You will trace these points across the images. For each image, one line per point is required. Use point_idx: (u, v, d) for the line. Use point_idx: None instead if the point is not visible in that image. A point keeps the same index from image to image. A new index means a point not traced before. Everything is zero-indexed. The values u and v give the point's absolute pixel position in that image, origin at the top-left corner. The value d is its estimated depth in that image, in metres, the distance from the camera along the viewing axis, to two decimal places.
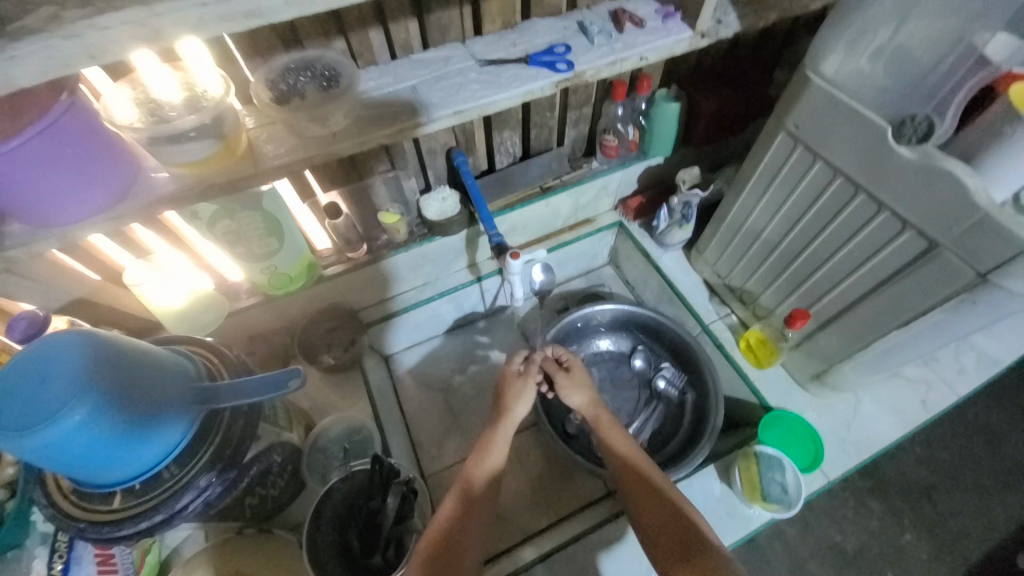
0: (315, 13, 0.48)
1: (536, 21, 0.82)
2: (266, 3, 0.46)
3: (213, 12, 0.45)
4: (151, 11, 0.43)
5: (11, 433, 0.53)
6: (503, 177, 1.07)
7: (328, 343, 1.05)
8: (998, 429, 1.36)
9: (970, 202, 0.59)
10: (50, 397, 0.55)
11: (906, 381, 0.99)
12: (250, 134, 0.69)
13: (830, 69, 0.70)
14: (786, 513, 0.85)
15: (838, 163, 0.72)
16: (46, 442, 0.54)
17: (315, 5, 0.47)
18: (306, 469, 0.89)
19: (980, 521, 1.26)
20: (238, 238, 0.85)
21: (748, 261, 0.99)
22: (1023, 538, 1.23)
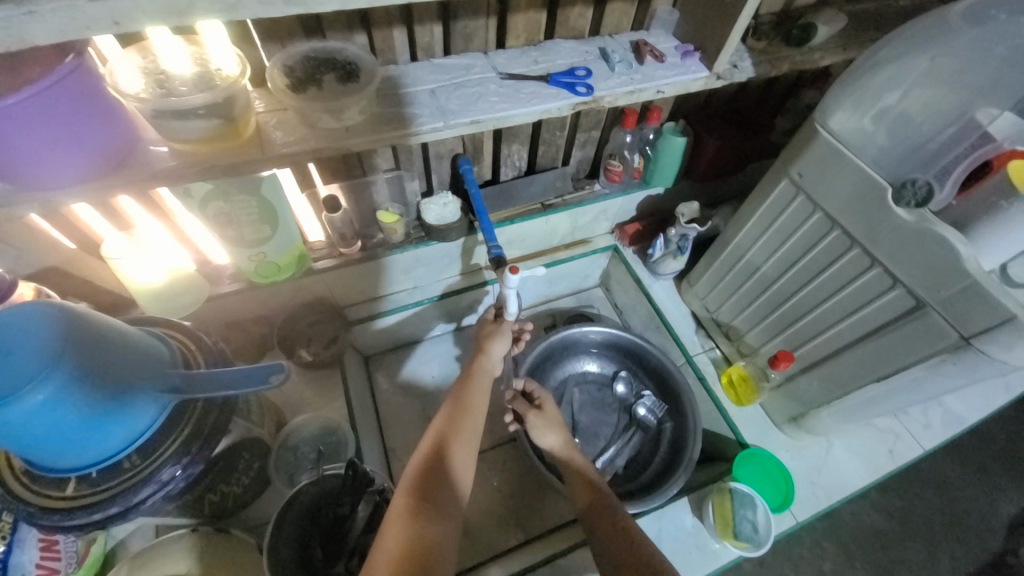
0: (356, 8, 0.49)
1: (559, 41, 0.83)
2: None
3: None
4: None
5: None
6: (506, 189, 1.07)
7: (309, 338, 1.02)
8: (950, 483, 1.42)
9: (961, 268, 0.62)
10: (14, 372, 0.51)
11: (875, 430, 1.02)
12: (258, 118, 0.67)
13: (836, 124, 0.73)
14: (755, 552, 0.85)
15: (837, 216, 0.75)
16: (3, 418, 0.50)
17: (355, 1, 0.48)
18: (273, 467, 0.86)
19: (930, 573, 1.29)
20: (229, 221, 0.81)
21: (739, 299, 1.01)
22: None
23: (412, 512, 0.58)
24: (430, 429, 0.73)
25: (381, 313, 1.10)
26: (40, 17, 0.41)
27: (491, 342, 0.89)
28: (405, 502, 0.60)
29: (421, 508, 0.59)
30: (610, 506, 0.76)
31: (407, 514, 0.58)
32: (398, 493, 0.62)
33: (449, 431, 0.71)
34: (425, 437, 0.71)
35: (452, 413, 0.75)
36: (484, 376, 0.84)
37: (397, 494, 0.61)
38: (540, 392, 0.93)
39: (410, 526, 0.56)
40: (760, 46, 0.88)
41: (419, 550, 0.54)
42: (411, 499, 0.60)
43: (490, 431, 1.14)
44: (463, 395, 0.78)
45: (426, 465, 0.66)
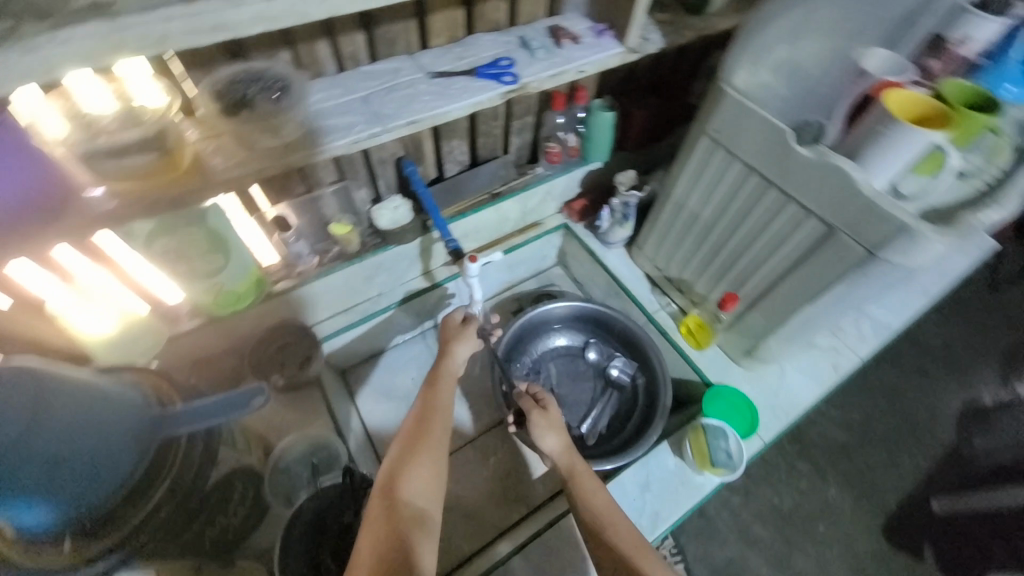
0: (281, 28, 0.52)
1: (480, 35, 0.86)
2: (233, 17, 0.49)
3: (179, 26, 0.48)
4: (113, 26, 0.45)
5: None
6: (452, 185, 1.10)
7: (280, 361, 0.99)
8: (895, 388, 1.58)
9: (856, 195, 0.71)
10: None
11: (819, 350, 1.14)
12: (194, 147, 0.66)
13: (740, 81, 0.80)
14: (732, 476, 0.94)
15: (753, 163, 0.83)
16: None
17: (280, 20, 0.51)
18: (268, 491, 0.85)
19: (893, 472, 1.45)
20: (178, 256, 0.84)
21: (685, 253, 1.08)
22: (927, 482, 1.42)
23: (388, 512, 0.62)
24: (402, 425, 0.76)
25: (322, 339, 1.08)
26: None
27: (456, 343, 0.88)
28: (382, 502, 0.64)
29: (395, 505, 0.63)
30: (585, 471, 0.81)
31: (382, 512, 0.62)
32: (373, 494, 0.66)
33: (422, 424, 0.75)
34: (398, 431, 0.75)
35: (421, 414, 0.77)
36: (450, 375, 0.85)
37: (372, 495, 0.65)
38: (543, 394, 0.92)
39: (387, 525, 0.60)
40: (665, 18, 0.95)
41: (397, 544, 0.58)
42: (387, 500, 0.64)
43: (477, 420, 1.17)
44: (435, 393, 0.81)
45: (396, 461, 0.70)
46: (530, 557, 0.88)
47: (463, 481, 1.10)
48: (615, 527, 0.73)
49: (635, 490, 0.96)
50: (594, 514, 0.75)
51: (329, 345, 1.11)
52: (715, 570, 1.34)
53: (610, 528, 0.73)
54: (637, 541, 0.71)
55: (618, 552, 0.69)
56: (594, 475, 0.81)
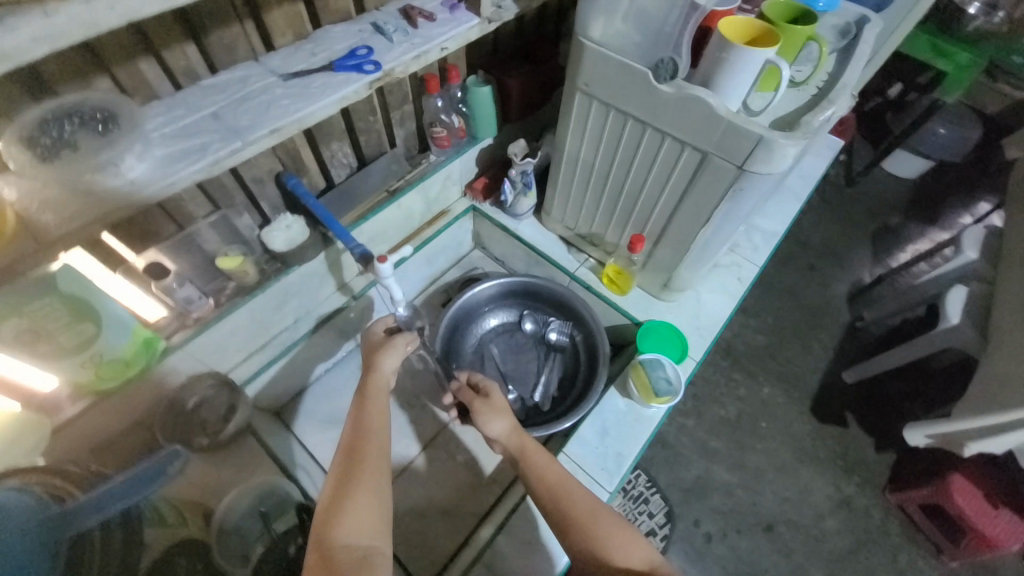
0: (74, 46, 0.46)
1: (329, 28, 0.81)
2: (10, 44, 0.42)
3: None
4: None
5: None
6: (345, 189, 1.04)
7: (200, 421, 0.91)
8: (795, 287, 1.78)
9: (715, 115, 0.77)
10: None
11: (724, 268, 1.24)
12: (16, 209, 0.56)
13: (596, 32, 0.84)
14: (674, 400, 1.01)
15: (626, 108, 0.87)
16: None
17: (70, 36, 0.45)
18: (219, 556, 0.82)
19: (810, 359, 1.64)
20: (37, 335, 0.71)
21: (589, 206, 1.12)
22: (837, 361, 1.63)
23: (325, 570, 0.59)
24: (336, 459, 0.73)
25: (242, 385, 1.00)
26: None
27: (380, 356, 0.85)
28: (318, 559, 0.61)
29: (334, 553, 0.61)
30: (535, 445, 0.83)
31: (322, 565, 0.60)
32: (312, 545, 0.63)
33: (358, 452, 0.72)
34: (333, 466, 0.72)
35: (352, 444, 0.73)
36: (381, 388, 0.82)
37: (310, 548, 0.62)
38: (486, 382, 0.94)
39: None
40: None
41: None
42: (326, 553, 0.61)
43: (433, 420, 1.15)
44: (362, 417, 0.77)
45: (333, 501, 0.67)
46: (513, 530, 0.89)
47: (434, 482, 1.08)
48: (567, 495, 0.75)
49: (593, 436, 1.01)
50: (543, 489, 0.77)
51: (253, 387, 1.03)
52: (686, 490, 1.45)
53: (564, 497, 0.75)
54: (586, 505, 0.73)
55: (571, 520, 0.72)
56: (543, 448, 0.83)
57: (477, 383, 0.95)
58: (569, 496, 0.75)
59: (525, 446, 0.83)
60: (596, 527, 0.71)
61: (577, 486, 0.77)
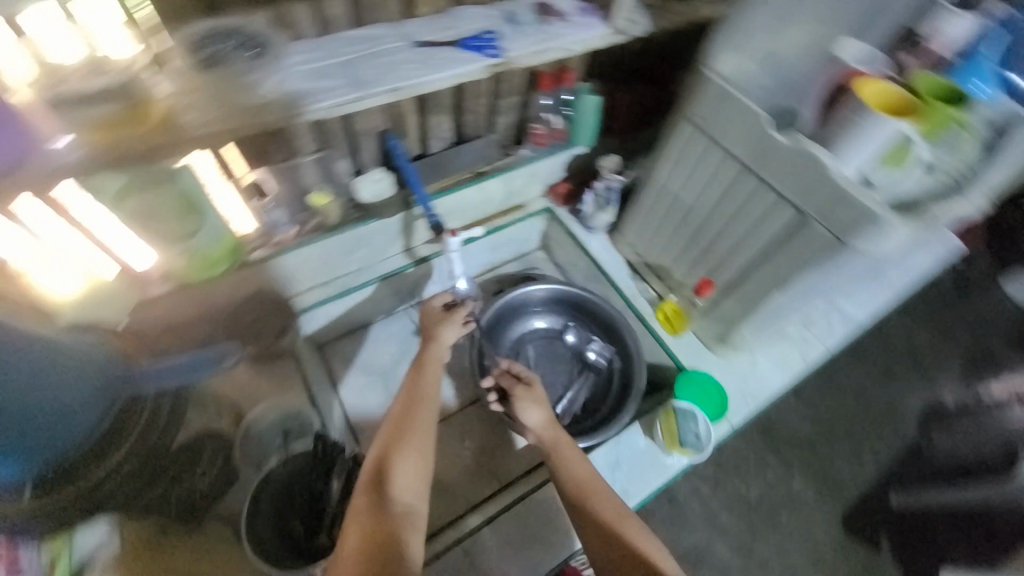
0: None
1: (467, 8, 0.85)
2: None
3: None
4: None
5: None
6: (438, 160, 1.09)
7: (256, 333, 0.99)
8: (863, 384, 1.63)
9: (829, 179, 0.72)
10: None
11: (790, 340, 1.16)
12: (166, 102, 0.64)
13: (723, 67, 0.81)
14: (699, 456, 0.96)
15: (732, 149, 0.84)
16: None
17: None
18: (238, 458, 0.87)
19: (857, 465, 1.50)
20: (150, 217, 0.83)
21: (665, 238, 1.10)
22: (888, 477, 1.48)
23: (371, 512, 0.62)
24: (389, 414, 0.77)
25: (300, 311, 1.07)
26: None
27: (441, 328, 0.89)
28: (365, 499, 0.64)
29: (380, 501, 0.64)
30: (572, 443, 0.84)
31: (369, 509, 0.63)
32: (359, 489, 0.66)
33: (411, 412, 0.76)
34: (387, 418, 0.76)
35: (407, 402, 0.78)
36: (437, 361, 0.86)
37: (357, 492, 0.65)
38: (527, 373, 0.94)
39: (371, 525, 0.61)
40: (653, 2, 0.96)
41: (388, 544, 0.59)
42: (372, 497, 0.64)
43: (453, 399, 1.17)
44: (418, 383, 0.80)
45: (385, 451, 0.70)
46: (500, 528, 0.90)
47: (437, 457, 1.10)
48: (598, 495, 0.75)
49: (604, 467, 0.98)
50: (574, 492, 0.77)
51: (308, 319, 1.09)
52: (681, 554, 1.38)
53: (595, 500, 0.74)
54: (615, 509, 0.73)
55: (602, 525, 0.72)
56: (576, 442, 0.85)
57: (519, 373, 0.95)
58: (600, 498, 0.75)
59: (560, 447, 0.83)
60: (624, 532, 0.70)
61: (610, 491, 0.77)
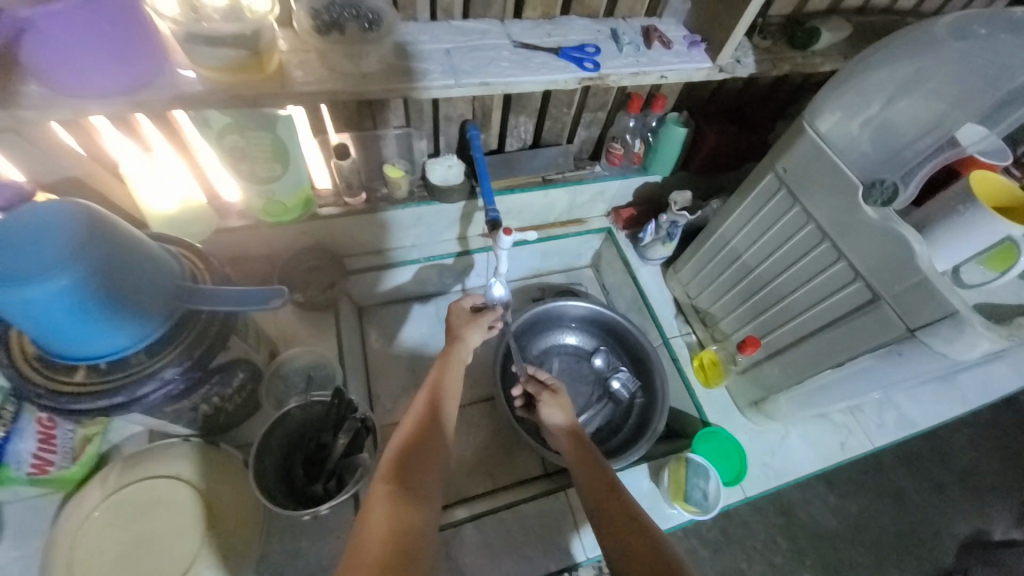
0: None
1: (574, 19, 0.86)
2: None
3: None
4: None
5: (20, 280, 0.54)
6: (508, 159, 1.11)
7: (306, 281, 1.04)
8: (905, 493, 1.49)
9: (915, 263, 0.67)
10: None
11: (832, 424, 1.08)
12: (282, 57, 0.70)
13: (824, 125, 0.77)
14: (702, 516, 0.92)
15: (813, 211, 0.80)
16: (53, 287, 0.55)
17: None
18: (263, 392, 0.90)
19: None
20: (243, 155, 0.87)
21: (720, 285, 1.06)
22: None
23: (394, 498, 0.59)
24: (412, 407, 0.76)
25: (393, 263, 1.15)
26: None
27: (468, 329, 0.90)
28: (386, 487, 0.61)
29: (401, 491, 0.61)
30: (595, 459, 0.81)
31: (390, 497, 0.59)
32: (377, 476, 0.63)
33: (434, 407, 0.75)
34: (411, 412, 0.75)
35: (433, 398, 0.77)
36: (461, 361, 0.86)
37: (376, 477, 0.62)
38: (555, 381, 0.96)
39: (391, 510, 0.57)
40: (764, 45, 0.92)
41: (408, 535, 0.55)
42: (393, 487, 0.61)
43: (470, 392, 1.18)
44: (442, 377, 0.81)
45: (406, 445, 0.68)
46: (485, 529, 0.90)
47: None
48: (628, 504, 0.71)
49: None
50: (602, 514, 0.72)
51: (357, 281, 1.15)
52: None
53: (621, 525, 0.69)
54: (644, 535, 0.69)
55: None
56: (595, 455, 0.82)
57: (546, 380, 0.98)
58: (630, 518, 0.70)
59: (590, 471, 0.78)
60: None
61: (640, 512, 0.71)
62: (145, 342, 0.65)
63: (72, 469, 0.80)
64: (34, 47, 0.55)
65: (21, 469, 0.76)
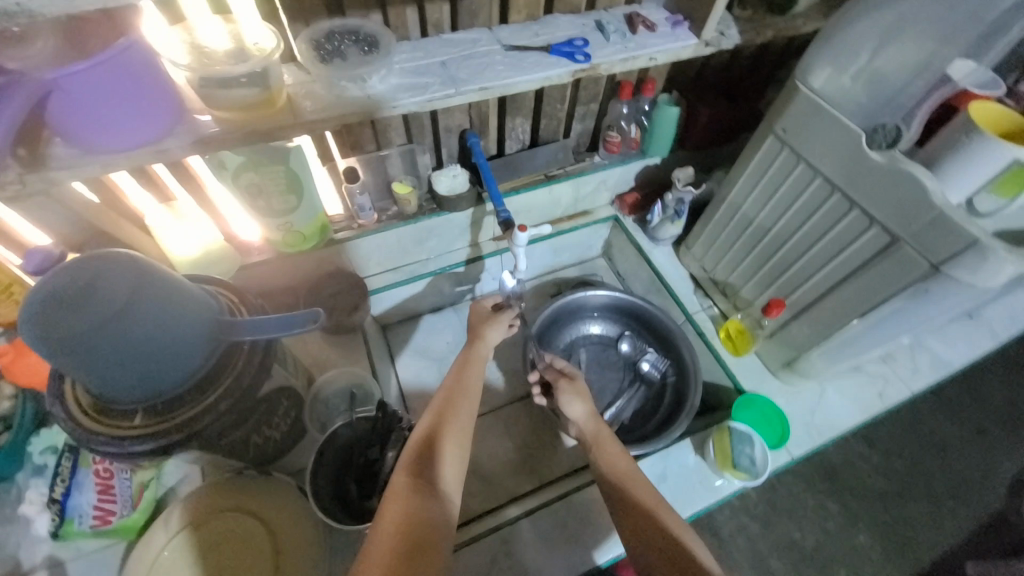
0: None
1: (558, 16, 0.89)
2: None
3: None
4: None
5: (77, 337, 0.56)
6: (510, 161, 1.14)
7: (332, 305, 1.05)
8: (945, 441, 1.48)
9: (929, 200, 0.68)
10: (30, 309, 0.56)
11: (866, 375, 1.08)
12: (289, 90, 0.72)
13: (817, 81, 0.79)
14: (752, 481, 0.92)
15: (819, 165, 0.81)
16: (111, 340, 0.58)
17: None
18: (307, 416, 0.91)
19: (933, 529, 1.35)
20: (260, 192, 0.89)
21: (735, 252, 1.07)
22: (968, 547, 1.34)
23: (410, 491, 0.60)
24: (432, 400, 0.75)
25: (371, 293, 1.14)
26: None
27: (486, 328, 0.88)
28: (404, 480, 0.62)
29: (419, 485, 0.61)
30: (615, 443, 0.82)
31: (407, 490, 0.60)
32: (396, 470, 0.64)
33: (454, 399, 0.75)
34: (431, 404, 0.74)
35: (451, 390, 0.77)
36: (478, 358, 0.84)
37: (396, 471, 0.63)
38: (571, 369, 0.96)
39: (407, 504, 0.58)
40: (745, 14, 0.95)
41: (422, 528, 0.56)
42: (411, 480, 0.62)
43: (503, 394, 1.19)
44: (463, 372, 0.80)
45: (425, 438, 0.69)
46: (542, 525, 0.90)
47: (483, 448, 1.12)
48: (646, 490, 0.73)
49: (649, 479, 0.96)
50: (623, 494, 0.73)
51: (377, 300, 1.17)
52: None
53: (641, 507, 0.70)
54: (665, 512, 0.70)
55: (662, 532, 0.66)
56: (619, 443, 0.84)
57: (563, 369, 0.97)
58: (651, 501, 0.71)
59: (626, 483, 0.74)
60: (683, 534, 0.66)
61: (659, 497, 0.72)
62: (194, 378, 0.67)
63: (133, 518, 0.81)
64: (61, 109, 0.56)
65: (85, 523, 0.80)
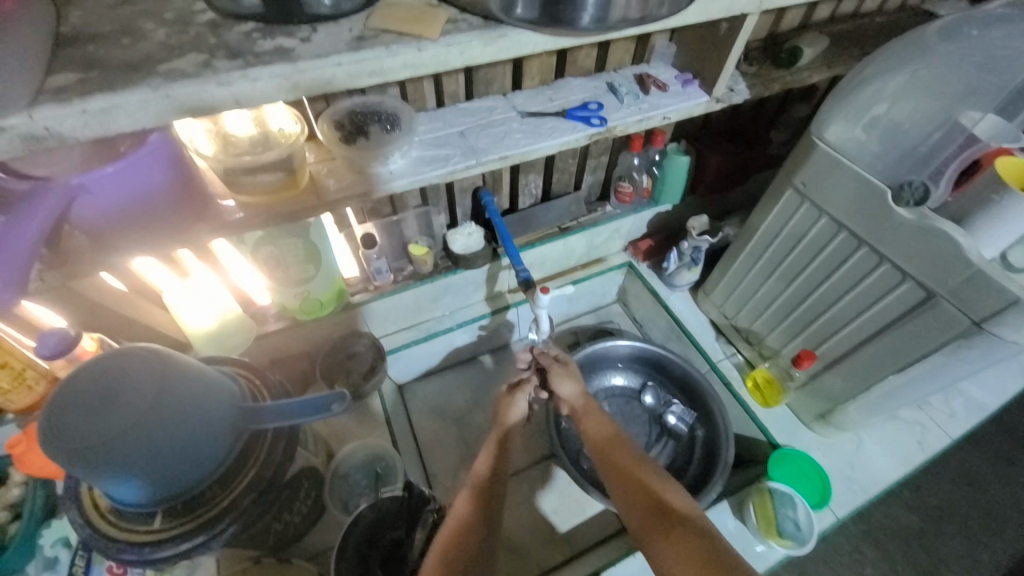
0: (425, 73, 0.55)
1: (570, 79, 0.91)
2: (388, 64, 0.52)
3: (345, 70, 0.51)
4: (295, 68, 0.49)
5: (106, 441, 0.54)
6: (525, 217, 1.13)
7: (346, 371, 1.02)
8: (981, 476, 1.41)
9: (963, 256, 0.67)
10: (54, 431, 0.54)
11: (902, 423, 1.05)
12: (311, 169, 0.73)
13: (833, 135, 0.79)
14: (799, 550, 0.88)
15: (842, 218, 0.81)
16: (140, 441, 0.56)
17: (427, 67, 0.54)
18: (329, 494, 0.88)
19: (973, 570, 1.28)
20: (278, 263, 0.92)
21: (758, 301, 1.05)
22: None
23: None
24: (459, 496, 0.73)
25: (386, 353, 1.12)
26: (174, 99, 0.46)
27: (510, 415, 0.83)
28: None
29: None
30: (600, 410, 0.81)
31: None
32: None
33: (482, 492, 0.73)
34: (457, 502, 0.72)
35: (476, 482, 0.74)
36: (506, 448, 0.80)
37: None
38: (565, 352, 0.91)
39: None
40: (752, 70, 0.97)
41: None
42: None
43: (524, 451, 1.15)
44: (488, 459, 0.77)
45: (453, 540, 0.66)
46: None
47: (507, 513, 1.07)
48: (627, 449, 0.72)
49: None
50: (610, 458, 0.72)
51: (393, 361, 1.14)
52: None
53: (619, 466, 0.70)
54: (643, 464, 0.69)
55: (643, 485, 0.66)
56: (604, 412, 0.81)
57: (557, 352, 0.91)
58: (631, 458, 0.71)
59: (615, 458, 0.71)
60: (662, 487, 0.65)
61: (643, 453, 0.72)
62: (216, 472, 0.64)
63: None
64: (86, 211, 0.55)
65: None
